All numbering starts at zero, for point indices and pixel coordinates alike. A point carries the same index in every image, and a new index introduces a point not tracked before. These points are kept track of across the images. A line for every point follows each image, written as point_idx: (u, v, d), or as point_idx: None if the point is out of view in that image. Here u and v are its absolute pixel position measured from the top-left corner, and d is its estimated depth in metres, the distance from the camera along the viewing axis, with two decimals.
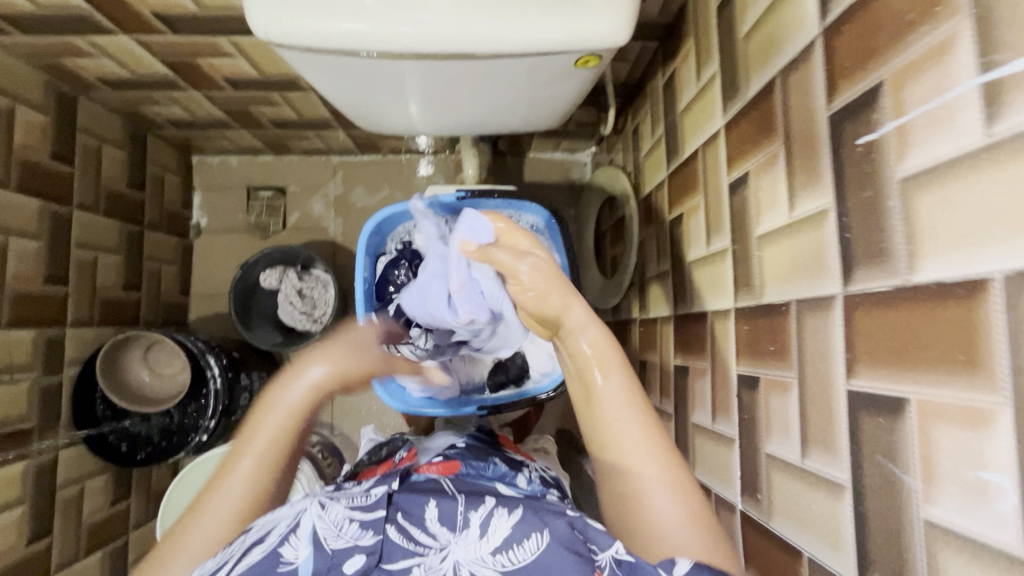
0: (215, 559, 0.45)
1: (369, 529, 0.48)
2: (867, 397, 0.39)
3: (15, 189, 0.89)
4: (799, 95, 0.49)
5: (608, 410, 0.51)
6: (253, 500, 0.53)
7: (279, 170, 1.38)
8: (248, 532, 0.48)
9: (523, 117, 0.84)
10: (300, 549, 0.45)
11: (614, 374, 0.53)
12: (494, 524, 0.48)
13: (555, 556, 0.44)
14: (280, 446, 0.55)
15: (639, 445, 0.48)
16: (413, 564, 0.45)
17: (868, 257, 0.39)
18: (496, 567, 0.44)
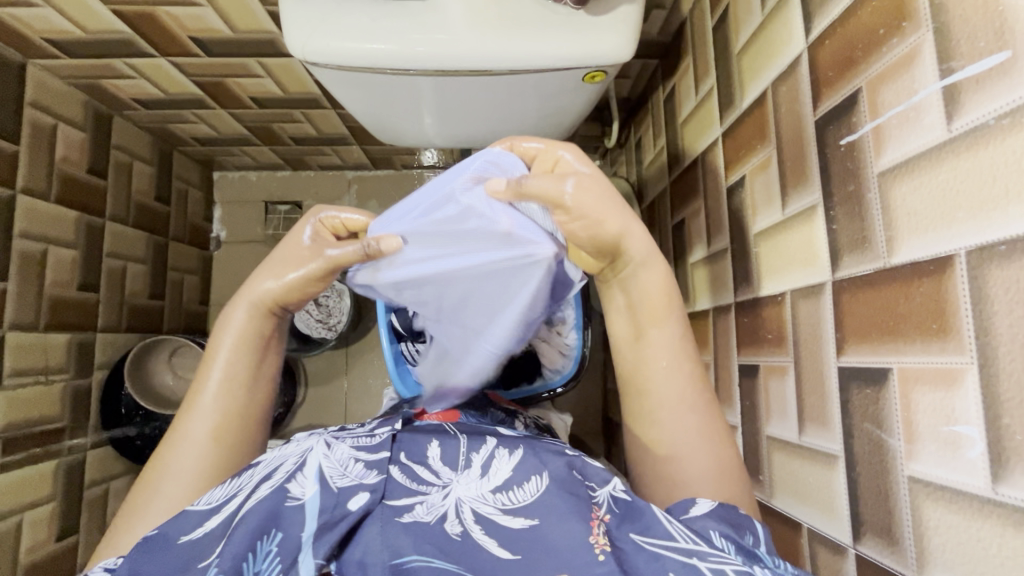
0: (223, 490, 0.45)
1: (374, 468, 0.46)
2: (855, 371, 0.43)
3: (55, 201, 0.94)
4: (788, 103, 0.54)
5: (659, 358, 0.55)
6: (230, 408, 0.54)
7: (296, 184, 1.44)
8: (255, 467, 0.47)
9: (532, 129, 0.89)
10: (307, 487, 0.43)
11: (663, 322, 0.55)
12: (496, 465, 0.47)
13: (556, 497, 0.43)
14: (245, 355, 0.56)
15: (680, 396, 0.54)
16: (416, 501, 0.43)
17: (853, 244, 0.44)
18: (496, 505, 0.43)
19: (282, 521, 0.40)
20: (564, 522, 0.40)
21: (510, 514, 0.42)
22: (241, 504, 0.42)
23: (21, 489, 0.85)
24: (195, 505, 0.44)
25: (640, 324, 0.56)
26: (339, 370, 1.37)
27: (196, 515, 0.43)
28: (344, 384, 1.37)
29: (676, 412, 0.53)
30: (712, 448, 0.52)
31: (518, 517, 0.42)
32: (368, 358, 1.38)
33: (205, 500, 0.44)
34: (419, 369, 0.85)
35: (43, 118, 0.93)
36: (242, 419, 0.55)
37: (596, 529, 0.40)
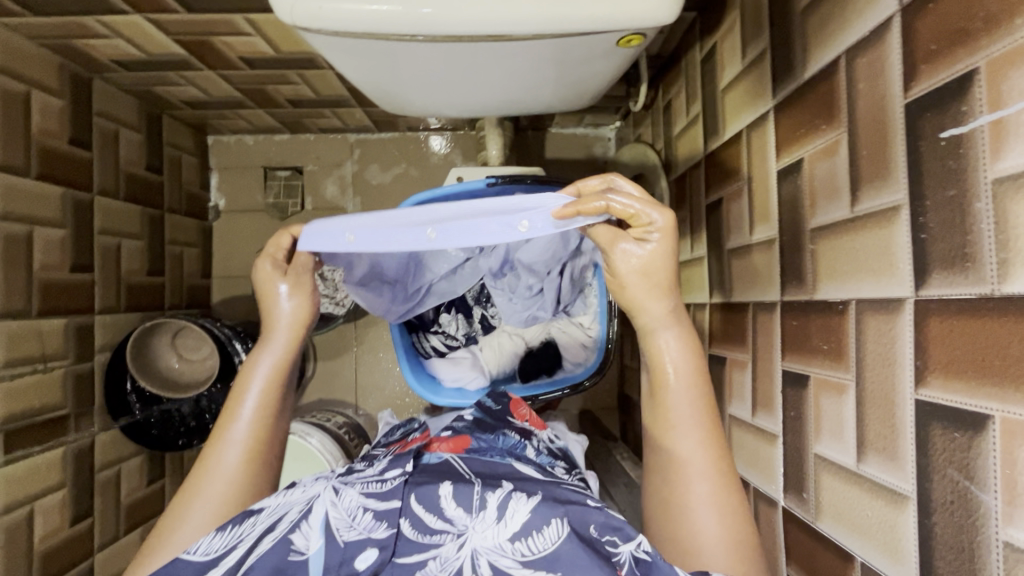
0: (222, 539, 0.42)
1: (383, 520, 0.44)
2: (940, 409, 0.37)
3: (37, 178, 0.87)
4: (868, 79, 0.45)
5: (674, 411, 0.49)
6: (258, 441, 0.52)
7: (295, 149, 1.35)
8: (256, 514, 0.44)
9: (553, 97, 0.80)
10: (312, 540, 0.41)
11: (687, 381, 0.50)
12: (513, 507, 0.43)
13: (574, 548, 0.40)
14: (271, 392, 0.54)
15: (696, 460, 0.47)
16: (428, 556, 0.41)
17: (949, 261, 0.37)
18: (514, 557, 0.41)
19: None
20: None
21: (529, 569, 0.40)
22: (243, 558, 0.40)
23: (30, 479, 0.84)
24: (189, 553, 0.41)
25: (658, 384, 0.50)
26: (348, 344, 1.33)
27: (193, 564, 0.40)
28: (353, 358, 1.33)
29: (697, 474, 0.47)
30: (728, 522, 0.45)
31: (538, 571, 0.39)
32: (376, 332, 1.34)
33: (201, 549, 0.41)
34: (431, 364, 0.81)
35: (15, 85, 0.84)
36: (269, 455, 0.52)
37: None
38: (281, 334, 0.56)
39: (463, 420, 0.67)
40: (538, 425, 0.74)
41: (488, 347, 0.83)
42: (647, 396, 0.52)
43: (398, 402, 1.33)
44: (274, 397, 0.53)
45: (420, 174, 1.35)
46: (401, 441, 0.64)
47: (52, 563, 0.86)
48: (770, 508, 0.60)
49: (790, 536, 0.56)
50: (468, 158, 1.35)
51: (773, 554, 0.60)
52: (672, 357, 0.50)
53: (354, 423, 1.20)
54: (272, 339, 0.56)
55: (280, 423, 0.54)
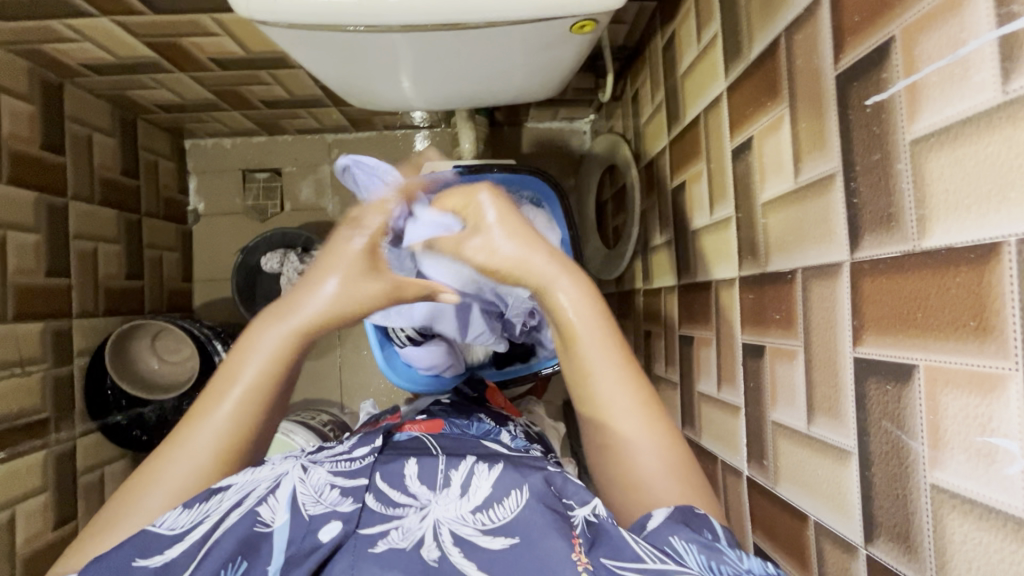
0: (187, 516, 0.41)
1: (349, 495, 0.44)
2: (874, 364, 0.39)
3: (9, 183, 0.87)
4: (804, 55, 0.47)
5: (589, 360, 0.49)
6: (236, 438, 0.47)
7: (273, 151, 1.35)
8: (223, 492, 0.43)
9: (518, 86, 0.81)
10: (277, 513, 0.41)
11: (591, 327, 0.50)
12: (475, 483, 0.44)
13: (537, 514, 0.40)
14: (265, 389, 0.48)
15: (619, 401, 0.47)
16: (391, 527, 0.41)
17: (878, 223, 0.39)
18: (476, 525, 0.40)
19: (252, 550, 0.39)
20: (545, 541, 0.37)
21: (489, 535, 0.39)
22: (209, 531, 0.40)
23: (11, 483, 0.84)
24: (155, 528, 0.41)
25: (570, 347, 0.50)
26: (331, 344, 1.34)
27: (158, 539, 0.40)
28: (337, 358, 1.34)
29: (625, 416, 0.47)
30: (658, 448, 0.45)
31: (499, 537, 0.39)
32: (360, 330, 1.34)
33: (168, 524, 0.41)
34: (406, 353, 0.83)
35: None
36: (245, 451, 0.47)
37: (577, 547, 0.37)
38: (302, 326, 0.50)
39: (440, 405, 0.69)
40: (514, 413, 0.77)
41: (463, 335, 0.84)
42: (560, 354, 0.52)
43: (383, 399, 1.33)
44: (264, 391, 0.48)
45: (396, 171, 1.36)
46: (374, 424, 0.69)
47: (36, 567, 0.86)
48: (736, 478, 0.62)
49: (754, 504, 0.58)
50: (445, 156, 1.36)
51: (740, 523, 0.61)
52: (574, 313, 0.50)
53: (339, 421, 1.21)
54: (282, 324, 0.50)
55: (269, 423, 0.49)
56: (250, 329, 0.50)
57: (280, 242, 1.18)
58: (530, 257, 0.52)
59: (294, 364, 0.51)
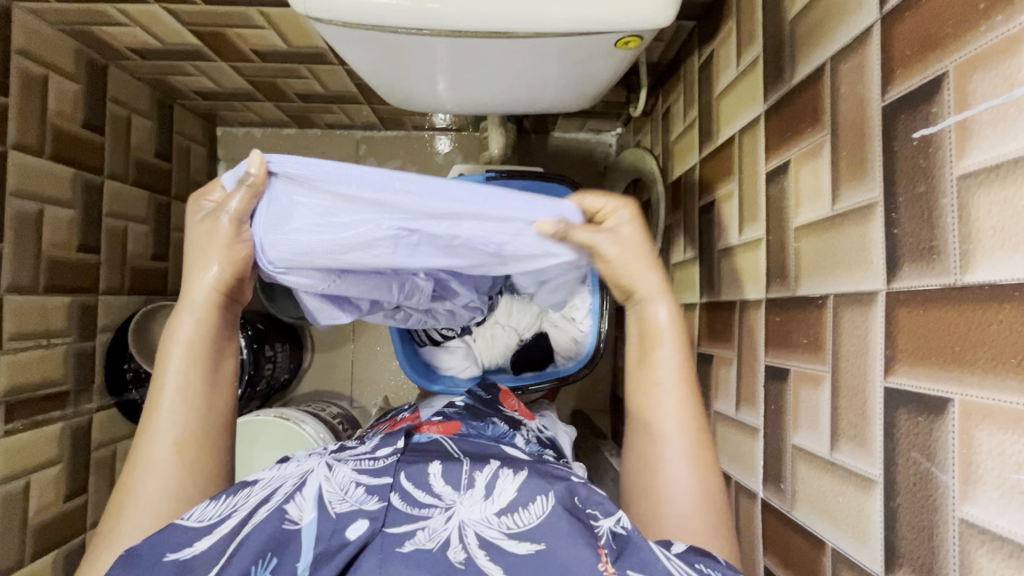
0: (216, 508, 0.42)
1: (375, 494, 0.42)
2: (907, 394, 0.39)
3: (50, 158, 0.90)
4: (850, 84, 0.48)
5: (660, 374, 0.53)
6: (190, 425, 0.50)
7: (302, 143, 1.38)
8: (251, 488, 0.45)
9: (554, 96, 0.82)
10: (305, 511, 0.40)
11: (672, 343, 0.54)
12: (500, 486, 0.43)
13: (561, 520, 0.39)
14: (192, 377, 0.51)
15: (673, 418, 0.52)
16: (417, 527, 0.39)
17: (918, 254, 0.39)
18: (501, 529, 0.40)
19: (282, 547, 0.37)
20: (570, 550, 0.37)
21: (515, 539, 0.39)
22: (239, 525, 0.39)
23: (29, 451, 0.85)
24: (183, 520, 0.41)
25: (648, 348, 0.55)
26: (345, 338, 1.35)
27: (189, 531, 0.40)
28: (351, 352, 1.35)
29: (675, 432, 0.51)
30: (684, 421, 0.52)
31: (524, 542, 0.38)
32: (374, 326, 1.36)
33: (196, 516, 0.42)
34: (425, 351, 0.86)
35: (33, 68, 0.87)
36: (209, 438, 0.51)
37: (604, 557, 0.37)
38: (198, 313, 0.52)
39: (455, 407, 0.67)
40: (528, 416, 0.76)
41: (481, 338, 0.85)
42: (633, 356, 0.56)
43: (393, 396, 1.34)
44: (195, 383, 0.51)
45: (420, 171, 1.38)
46: (390, 422, 0.69)
47: (46, 537, 0.88)
48: (749, 499, 0.62)
49: (767, 526, 0.58)
50: (470, 158, 1.38)
51: (751, 545, 0.61)
52: (663, 327, 0.55)
53: (348, 414, 1.22)
54: (188, 313, 0.52)
55: (214, 403, 0.52)
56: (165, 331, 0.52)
57: None
58: (643, 274, 0.55)
59: (216, 343, 0.53)
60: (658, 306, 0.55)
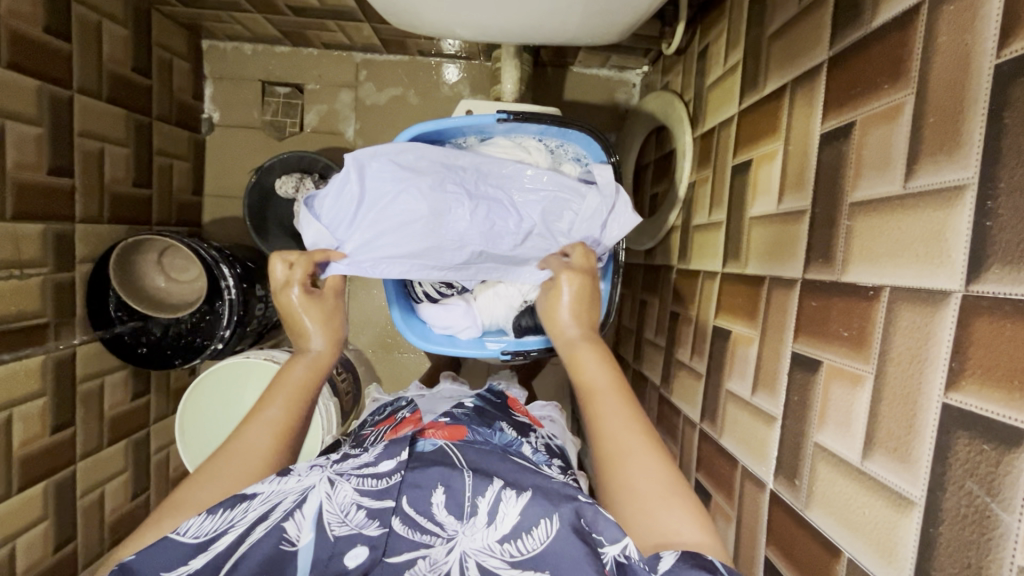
0: (212, 522, 0.39)
1: (376, 519, 0.41)
2: (969, 417, 0.35)
3: (8, 67, 0.80)
4: (951, 32, 0.39)
5: (609, 420, 0.49)
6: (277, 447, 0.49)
7: (296, 64, 1.25)
8: (250, 501, 0.40)
9: (580, 28, 0.72)
10: (303, 530, 0.39)
11: (614, 394, 0.52)
12: (503, 509, 0.42)
13: (566, 549, 0.38)
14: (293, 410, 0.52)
15: (638, 460, 0.46)
16: (418, 556, 0.40)
17: (1014, 256, 0.33)
18: (503, 557, 0.39)
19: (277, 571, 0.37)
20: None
21: (518, 569, 0.38)
22: (236, 543, 0.38)
23: (8, 385, 0.82)
24: (178, 533, 0.38)
25: (591, 398, 0.53)
26: None
27: (180, 547, 0.37)
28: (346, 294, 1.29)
29: (650, 474, 0.45)
30: (648, 447, 0.47)
31: (527, 571, 0.38)
32: None
33: (191, 531, 0.38)
34: (421, 309, 0.81)
35: None
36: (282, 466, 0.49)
37: None
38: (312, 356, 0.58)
39: (464, 408, 0.62)
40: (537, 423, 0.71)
41: (482, 297, 0.81)
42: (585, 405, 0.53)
43: (387, 341, 1.30)
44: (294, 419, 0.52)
45: (423, 102, 1.26)
46: (391, 424, 0.64)
47: (34, 468, 0.86)
48: (756, 488, 0.59)
49: (774, 520, 0.55)
50: (478, 92, 1.26)
51: (754, 534, 0.58)
52: (592, 367, 0.56)
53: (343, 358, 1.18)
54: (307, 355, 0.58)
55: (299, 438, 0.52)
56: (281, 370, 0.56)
57: (297, 166, 1.13)
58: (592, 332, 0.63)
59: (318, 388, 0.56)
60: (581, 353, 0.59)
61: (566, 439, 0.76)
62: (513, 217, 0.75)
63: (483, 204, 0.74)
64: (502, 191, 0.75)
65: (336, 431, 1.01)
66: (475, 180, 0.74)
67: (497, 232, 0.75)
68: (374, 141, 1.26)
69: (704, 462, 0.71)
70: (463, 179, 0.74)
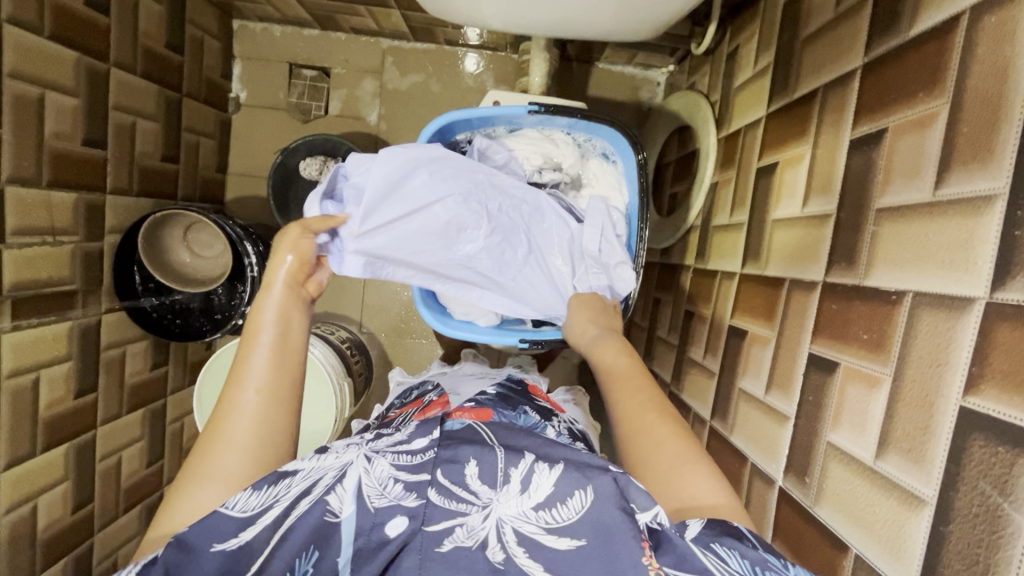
0: (258, 498, 0.41)
1: (413, 491, 0.42)
2: (987, 420, 0.36)
3: (50, 39, 0.82)
4: (991, 44, 0.40)
5: (624, 397, 0.52)
6: (279, 372, 0.49)
7: (324, 47, 1.27)
8: (290, 477, 0.43)
9: (615, 24, 0.72)
10: (345, 503, 0.41)
11: (634, 375, 0.55)
12: (536, 479, 0.43)
13: (602, 514, 0.40)
14: (282, 342, 0.51)
15: (653, 430, 0.47)
16: (455, 524, 0.41)
17: None
18: (539, 524, 0.41)
19: (324, 540, 0.39)
20: (612, 546, 0.38)
21: (554, 535, 0.40)
22: (282, 516, 0.40)
23: (37, 347, 0.84)
24: (226, 507, 0.40)
25: (612, 380, 0.56)
26: None
27: (229, 521, 0.39)
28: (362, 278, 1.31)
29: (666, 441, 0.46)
30: (662, 420, 0.48)
31: (563, 537, 0.40)
32: None
33: (239, 505, 0.40)
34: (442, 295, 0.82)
35: None
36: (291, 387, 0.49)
37: (647, 551, 0.37)
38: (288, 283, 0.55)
39: (487, 394, 0.64)
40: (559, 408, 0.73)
41: None
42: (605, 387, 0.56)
43: (401, 327, 1.31)
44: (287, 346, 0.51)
45: (448, 92, 1.27)
46: (416, 407, 0.65)
47: (58, 430, 0.89)
48: (765, 485, 0.60)
49: (781, 516, 0.56)
50: (502, 84, 1.27)
51: (761, 530, 0.59)
52: (614, 360, 0.59)
53: (357, 340, 1.20)
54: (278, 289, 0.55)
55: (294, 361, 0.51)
56: (250, 317, 0.52)
57: (321, 149, 1.14)
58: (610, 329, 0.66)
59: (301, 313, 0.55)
60: (601, 350, 0.62)
61: (587, 424, 0.77)
62: (527, 235, 0.77)
63: (498, 226, 0.76)
64: (518, 214, 0.77)
65: (347, 410, 1.03)
66: (498, 196, 0.75)
67: (507, 252, 0.77)
68: (397, 127, 1.27)
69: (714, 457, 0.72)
70: (487, 195, 0.75)
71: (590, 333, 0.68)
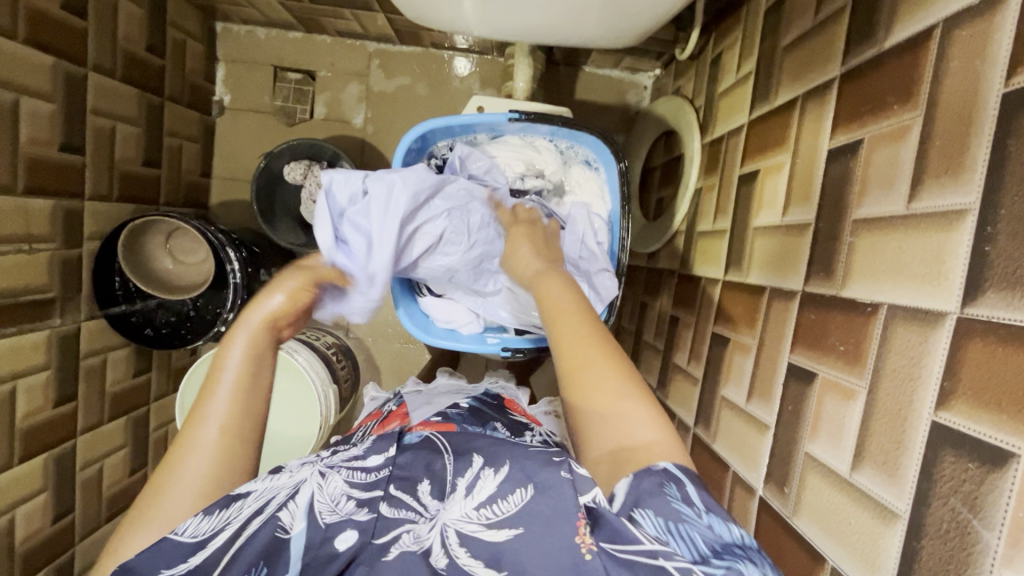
0: (211, 522, 0.40)
1: (364, 505, 0.42)
2: (958, 436, 0.36)
3: (25, 43, 0.80)
4: (963, 57, 0.40)
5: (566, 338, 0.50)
6: (237, 422, 0.46)
7: (309, 50, 1.26)
8: (245, 498, 0.42)
9: (596, 30, 0.72)
10: (296, 519, 0.40)
11: (571, 314, 0.53)
12: (481, 483, 0.43)
13: (539, 501, 0.39)
14: (248, 391, 0.48)
15: (597, 374, 0.47)
16: (402, 532, 0.40)
17: (1009, 281, 0.34)
18: (480, 521, 0.40)
19: (274, 556, 0.38)
20: (550, 530, 0.37)
21: (495, 529, 0.39)
22: (233, 537, 0.39)
23: (14, 357, 0.83)
24: (177, 533, 0.39)
25: (551, 322, 0.54)
26: None
27: (181, 546, 0.38)
28: None
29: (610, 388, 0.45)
30: (602, 361, 0.47)
31: (503, 530, 0.38)
32: None
33: (190, 531, 0.39)
34: (425, 303, 0.82)
35: None
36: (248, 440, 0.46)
37: (582, 529, 0.36)
38: (262, 326, 0.51)
39: (457, 408, 0.64)
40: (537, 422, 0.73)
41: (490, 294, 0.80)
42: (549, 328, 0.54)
43: (388, 331, 1.30)
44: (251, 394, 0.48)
45: (435, 95, 1.26)
46: (382, 422, 0.66)
47: (36, 441, 0.87)
48: (746, 494, 0.60)
49: (762, 525, 0.56)
50: (489, 87, 1.26)
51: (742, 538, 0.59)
52: (557, 296, 0.57)
53: (343, 345, 1.19)
54: (250, 333, 0.50)
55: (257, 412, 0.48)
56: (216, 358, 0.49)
57: (305, 153, 1.13)
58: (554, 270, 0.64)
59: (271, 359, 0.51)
60: (544, 288, 0.60)
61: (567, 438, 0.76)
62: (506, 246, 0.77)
63: (477, 241, 0.74)
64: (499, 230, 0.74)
65: (332, 417, 1.02)
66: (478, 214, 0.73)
67: (482, 265, 0.77)
68: (384, 131, 1.27)
69: (697, 465, 0.72)
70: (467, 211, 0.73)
71: (534, 267, 0.64)
